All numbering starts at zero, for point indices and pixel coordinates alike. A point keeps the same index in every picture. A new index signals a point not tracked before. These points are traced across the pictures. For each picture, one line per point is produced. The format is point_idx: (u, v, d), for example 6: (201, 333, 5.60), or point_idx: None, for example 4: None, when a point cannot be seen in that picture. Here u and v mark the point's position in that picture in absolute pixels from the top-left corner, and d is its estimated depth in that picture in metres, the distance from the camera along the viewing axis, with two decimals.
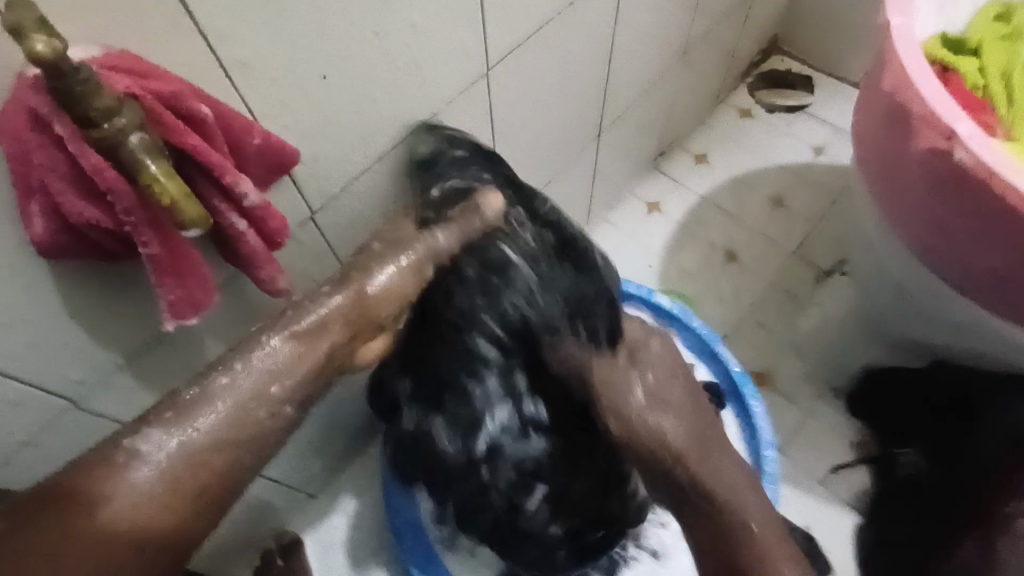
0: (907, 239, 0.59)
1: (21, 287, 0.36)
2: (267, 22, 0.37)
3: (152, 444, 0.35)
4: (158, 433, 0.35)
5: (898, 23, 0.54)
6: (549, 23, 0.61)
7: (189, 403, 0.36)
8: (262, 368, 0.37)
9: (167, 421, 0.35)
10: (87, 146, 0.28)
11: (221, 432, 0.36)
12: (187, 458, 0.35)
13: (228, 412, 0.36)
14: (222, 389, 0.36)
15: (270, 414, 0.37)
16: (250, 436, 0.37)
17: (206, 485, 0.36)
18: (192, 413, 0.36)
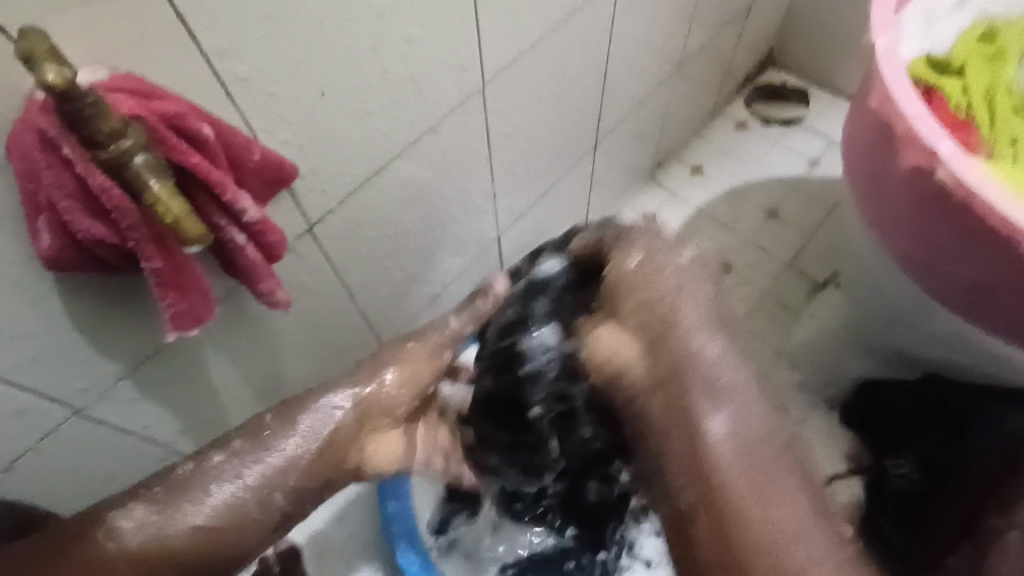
0: (895, 254, 0.60)
1: (28, 301, 0.37)
2: (266, 44, 0.39)
3: (135, 518, 0.41)
4: (144, 506, 0.41)
5: (883, 44, 0.56)
6: (543, 40, 0.63)
7: (187, 491, 0.42)
8: (246, 479, 0.43)
9: (158, 502, 0.42)
10: (94, 166, 0.29)
11: (209, 523, 0.42)
12: (165, 539, 0.41)
13: (218, 504, 0.42)
14: (210, 489, 0.42)
15: (252, 513, 0.43)
16: (227, 531, 0.42)
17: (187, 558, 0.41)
18: (180, 497, 0.42)
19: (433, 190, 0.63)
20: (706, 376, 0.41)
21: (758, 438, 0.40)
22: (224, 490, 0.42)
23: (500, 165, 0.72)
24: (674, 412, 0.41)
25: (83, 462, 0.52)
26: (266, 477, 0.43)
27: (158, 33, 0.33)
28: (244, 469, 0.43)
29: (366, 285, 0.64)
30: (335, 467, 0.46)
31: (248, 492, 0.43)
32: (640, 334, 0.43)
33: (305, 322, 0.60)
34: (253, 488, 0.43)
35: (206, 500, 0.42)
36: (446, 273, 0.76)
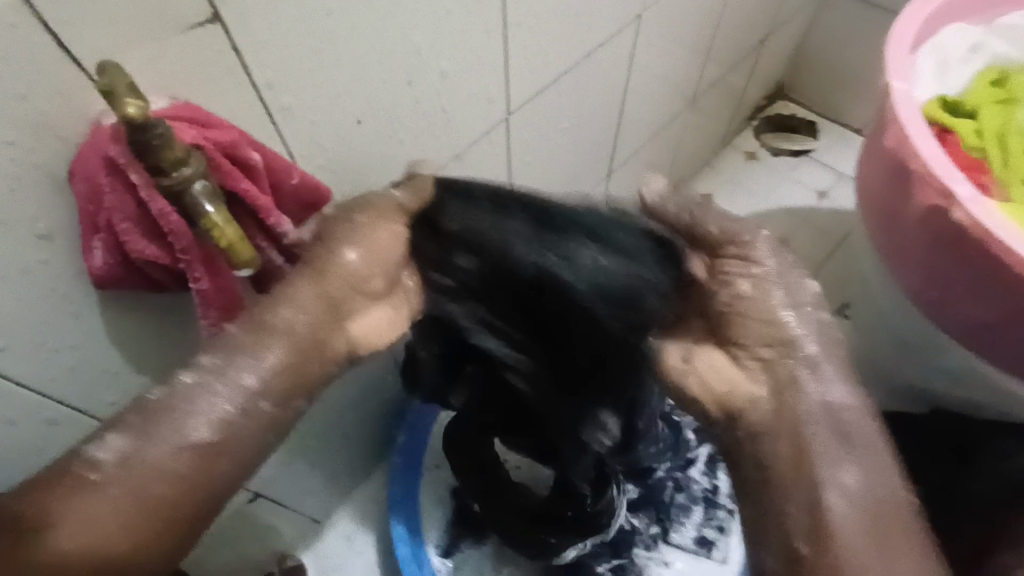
0: (909, 289, 0.61)
1: (74, 315, 0.38)
2: (314, 75, 0.40)
3: (112, 444, 0.35)
4: (118, 434, 0.35)
5: (899, 86, 0.57)
6: (567, 72, 0.65)
7: (156, 418, 0.36)
8: (235, 394, 0.37)
9: (135, 427, 0.35)
10: (156, 192, 0.30)
11: (211, 443, 0.36)
12: (155, 471, 0.35)
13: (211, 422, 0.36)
14: (197, 406, 0.36)
15: (257, 427, 0.38)
16: (232, 453, 0.37)
17: (161, 504, 0.35)
18: (163, 419, 0.36)
19: None
20: (840, 427, 0.41)
21: (882, 494, 0.40)
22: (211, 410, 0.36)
23: (519, 191, 0.73)
24: (765, 484, 0.41)
25: None
26: (277, 368, 0.38)
27: (213, 65, 0.35)
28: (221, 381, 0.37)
29: None
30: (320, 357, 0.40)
31: (243, 403, 0.37)
32: (762, 377, 0.43)
33: None
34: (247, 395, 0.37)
35: (201, 413, 0.36)
36: None
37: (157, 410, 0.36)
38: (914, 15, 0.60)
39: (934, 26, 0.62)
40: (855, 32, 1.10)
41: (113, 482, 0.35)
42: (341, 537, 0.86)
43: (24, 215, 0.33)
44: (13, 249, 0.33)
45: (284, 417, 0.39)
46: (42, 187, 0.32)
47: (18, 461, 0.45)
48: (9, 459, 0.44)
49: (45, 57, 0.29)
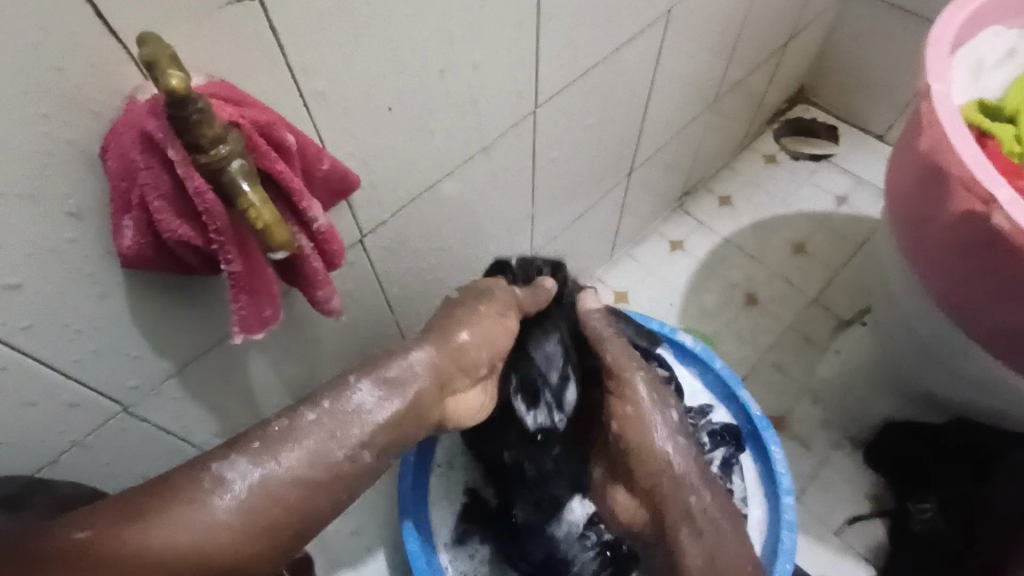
0: (942, 298, 0.60)
1: (99, 295, 0.38)
2: (346, 58, 0.39)
3: (241, 473, 0.37)
4: (249, 461, 0.38)
5: (939, 88, 0.55)
6: (595, 68, 0.64)
7: (279, 438, 0.39)
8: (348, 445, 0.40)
9: (256, 450, 0.38)
10: (193, 169, 0.30)
11: (299, 475, 0.38)
12: (268, 497, 0.37)
13: (311, 460, 0.39)
14: (302, 441, 0.39)
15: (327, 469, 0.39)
16: (329, 473, 0.39)
17: (277, 523, 0.38)
18: (283, 447, 0.39)
19: (476, 207, 0.64)
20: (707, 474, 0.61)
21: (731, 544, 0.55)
22: (324, 446, 0.40)
23: (540, 186, 0.72)
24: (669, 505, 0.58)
25: (118, 459, 0.52)
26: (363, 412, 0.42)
27: (250, 45, 0.34)
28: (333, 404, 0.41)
29: (401, 294, 0.65)
30: (422, 399, 0.45)
31: (345, 430, 0.41)
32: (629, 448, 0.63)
33: (342, 329, 0.61)
34: (342, 435, 0.41)
35: (279, 459, 0.38)
36: (469, 238, 0.68)
37: (268, 430, 0.39)
38: (953, 18, 0.59)
39: (972, 28, 0.61)
40: (881, 36, 1.08)
41: (228, 507, 0.36)
42: (350, 531, 0.85)
43: (56, 190, 0.32)
44: (44, 226, 0.33)
45: (347, 468, 0.40)
46: (75, 162, 0.32)
47: (37, 444, 0.44)
48: (31, 443, 0.44)
49: (83, 30, 0.28)
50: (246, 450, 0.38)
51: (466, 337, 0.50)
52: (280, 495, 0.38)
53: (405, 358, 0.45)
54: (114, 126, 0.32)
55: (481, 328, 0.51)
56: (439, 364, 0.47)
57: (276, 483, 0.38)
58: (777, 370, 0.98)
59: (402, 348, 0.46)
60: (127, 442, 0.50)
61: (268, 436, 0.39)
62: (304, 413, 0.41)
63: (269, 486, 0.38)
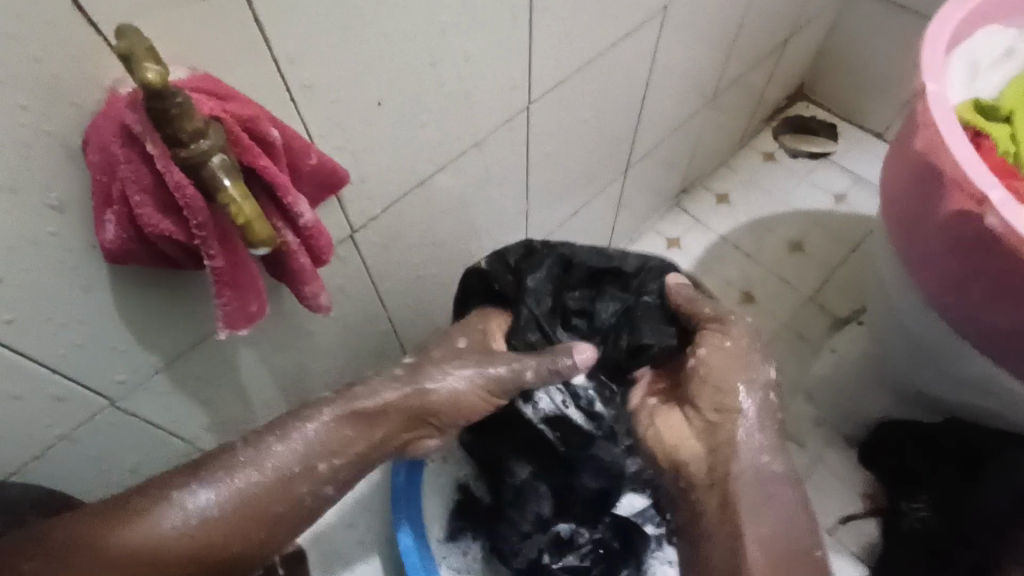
0: (935, 298, 0.60)
1: (83, 289, 0.38)
2: (334, 51, 0.39)
3: (202, 496, 0.43)
4: (208, 487, 0.43)
5: (934, 87, 0.55)
6: (590, 63, 0.63)
7: (239, 465, 0.44)
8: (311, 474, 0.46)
9: (219, 475, 0.44)
10: (173, 163, 0.29)
11: (253, 501, 0.44)
12: (227, 513, 0.43)
13: (266, 481, 0.45)
14: (256, 467, 0.44)
15: (278, 500, 0.45)
16: (286, 503, 0.46)
17: (229, 543, 0.43)
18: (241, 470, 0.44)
19: (469, 203, 0.64)
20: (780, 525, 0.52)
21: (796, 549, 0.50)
22: (283, 468, 0.45)
23: (535, 182, 0.72)
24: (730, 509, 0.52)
25: (107, 453, 0.52)
26: (313, 443, 0.47)
27: (233, 37, 0.34)
28: (293, 432, 0.47)
29: (394, 290, 0.65)
30: (378, 434, 0.51)
31: (304, 458, 0.46)
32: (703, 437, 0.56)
33: (334, 324, 0.61)
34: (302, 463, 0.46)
35: (236, 483, 0.44)
36: (462, 233, 0.67)
37: (231, 458, 0.45)
38: (950, 14, 0.58)
39: (969, 27, 0.60)
40: (882, 32, 1.07)
41: (186, 525, 0.42)
42: (344, 526, 0.85)
43: (37, 184, 0.32)
44: (25, 218, 0.33)
45: (305, 500, 0.46)
46: (56, 154, 0.31)
47: (25, 438, 0.44)
48: (18, 437, 0.44)
49: (61, 21, 0.28)
50: (209, 476, 0.44)
51: (443, 397, 0.53)
52: (235, 514, 0.43)
53: (361, 399, 0.50)
54: (95, 119, 0.31)
55: (462, 408, 0.55)
56: (398, 411, 0.52)
57: (234, 502, 0.43)
58: (772, 368, 0.98)
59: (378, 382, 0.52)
60: (116, 436, 0.51)
61: (234, 461, 0.44)
62: (271, 442, 0.46)
63: (228, 511, 0.43)
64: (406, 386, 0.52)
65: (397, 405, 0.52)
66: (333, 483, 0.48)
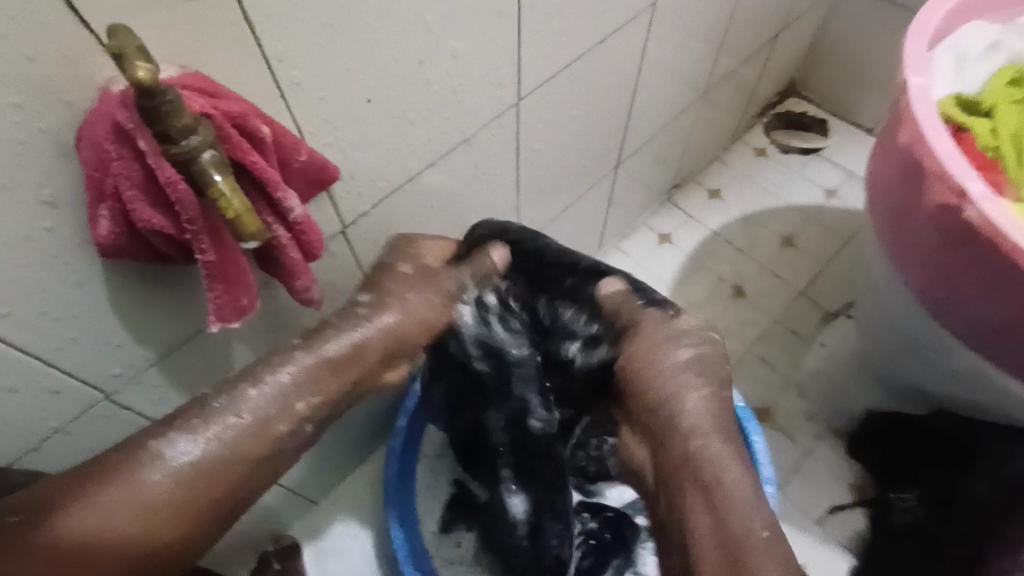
0: (918, 291, 0.61)
1: (79, 284, 0.38)
2: (325, 48, 0.40)
3: (181, 446, 0.42)
4: (186, 439, 0.42)
5: (916, 82, 0.56)
6: (579, 59, 0.64)
7: (212, 412, 0.43)
8: (286, 413, 0.45)
9: (192, 425, 0.42)
10: (163, 159, 0.30)
11: (226, 445, 0.43)
12: (203, 466, 0.42)
13: (243, 428, 0.44)
14: (232, 416, 0.43)
15: (251, 440, 0.44)
16: (265, 443, 0.44)
17: (207, 496, 0.42)
18: (220, 419, 0.43)
19: (460, 198, 0.65)
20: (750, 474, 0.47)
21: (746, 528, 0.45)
22: (261, 416, 0.44)
23: (526, 178, 0.73)
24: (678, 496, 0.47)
25: (102, 446, 0.53)
26: (289, 385, 0.46)
27: (224, 34, 0.35)
28: (267, 379, 0.46)
29: None
30: (353, 376, 0.49)
31: (280, 402, 0.45)
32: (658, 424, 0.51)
33: (326, 319, 0.62)
34: (279, 402, 0.45)
35: (209, 431, 0.42)
36: (454, 228, 0.68)
37: (207, 406, 0.44)
38: (934, 9, 0.59)
39: (952, 22, 0.61)
40: (871, 28, 1.08)
41: (163, 476, 0.41)
42: (340, 520, 0.86)
43: (33, 180, 0.33)
44: (21, 214, 0.33)
45: (287, 437, 0.45)
46: (51, 150, 0.32)
47: (21, 430, 0.45)
48: (14, 430, 0.45)
49: (53, 19, 0.28)
50: (181, 427, 0.42)
51: (396, 319, 0.53)
52: (213, 462, 0.42)
53: (334, 339, 0.49)
54: (88, 115, 0.32)
55: (412, 314, 0.54)
56: (377, 343, 0.51)
57: (211, 453, 0.42)
58: (763, 361, 0.99)
59: (346, 323, 0.51)
60: (110, 429, 0.51)
61: (206, 407, 0.43)
62: (244, 389, 0.45)
63: (205, 458, 0.42)
64: (380, 318, 0.52)
65: (374, 340, 0.51)
66: (313, 421, 0.47)
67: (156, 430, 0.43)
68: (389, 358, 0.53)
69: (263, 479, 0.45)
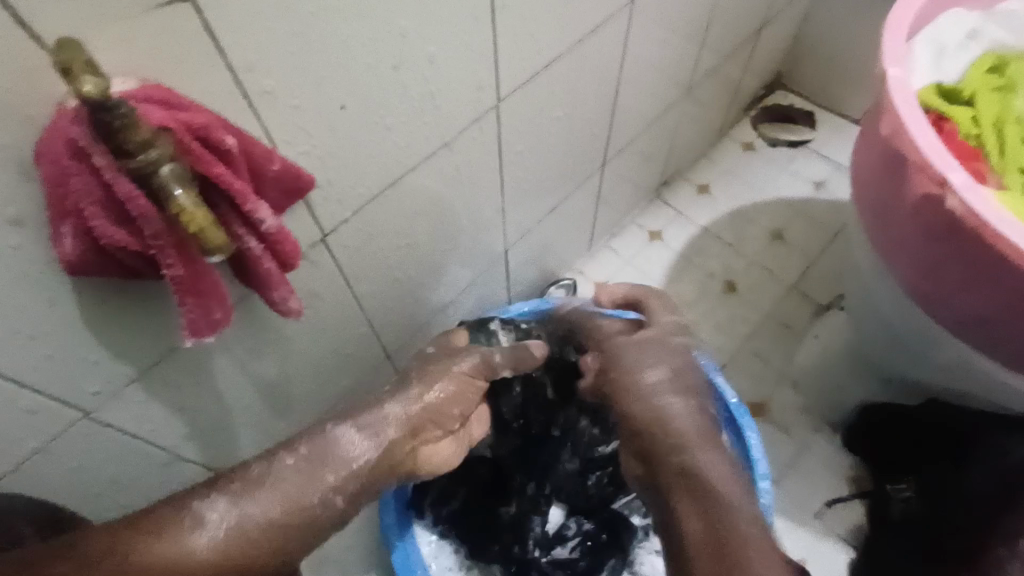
0: (903, 281, 0.61)
1: (48, 303, 0.38)
2: (294, 57, 0.39)
3: (222, 514, 0.43)
4: (228, 502, 0.43)
5: (895, 71, 0.56)
6: (558, 61, 0.64)
7: (259, 483, 0.45)
8: (324, 486, 0.47)
9: (237, 491, 0.44)
10: (121, 175, 0.30)
11: (269, 519, 0.44)
12: (246, 532, 0.43)
13: (286, 504, 0.45)
14: (279, 489, 0.45)
15: (290, 521, 0.45)
16: (307, 519, 0.46)
17: (250, 557, 0.43)
18: (260, 493, 0.45)
19: (443, 203, 0.64)
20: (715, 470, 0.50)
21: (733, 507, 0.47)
22: (304, 492, 0.46)
23: (510, 180, 0.72)
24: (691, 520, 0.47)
25: (86, 463, 0.52)
26: (327, 453, 0.49)
27: (186, 46, 0.34)
28: (304, 449, 0.48)
29: (371, 293, 0.65)
30: (381, 460, 0.51)
31: (319, 477, 0.47)
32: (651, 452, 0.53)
33: (310, 328, 0.61)
34: (320, 476, 0.47)
35: (256, 502, 0.44)
36: (437, 234, 0.67)
37: (249, 473, 0.46)
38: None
39: (932, 11, 0.61)
40: (854, 20, 1.08)
41: (210, 538, 0.42)
42: (335, 529, 0.85)
43: None
44: None
45: (321, 517, 0.47)
46: (9, 168, 0.31)
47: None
48: None
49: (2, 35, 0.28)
50: (226, 492, 0.44)
51: (435, 396, 0.56)
52: (257, 530, 0.43)
53: (363, 419, 0.52)
54: (44, 130, 0.31)
55: (452, 386, 0.58)
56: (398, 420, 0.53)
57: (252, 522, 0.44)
58: (756, 356, 0.99)
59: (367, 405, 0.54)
60: (91, 446, 0.51)
61: (251, 478, 0.46)
62: (286, 457, 0.48)
63: (246, 525, 0.43)
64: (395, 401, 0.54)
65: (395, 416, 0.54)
66: (344, 492, 0.48)
67: (204, 489, 0.44)
68: (420, 426, 0.55)
69: (306, 544, 0.46)
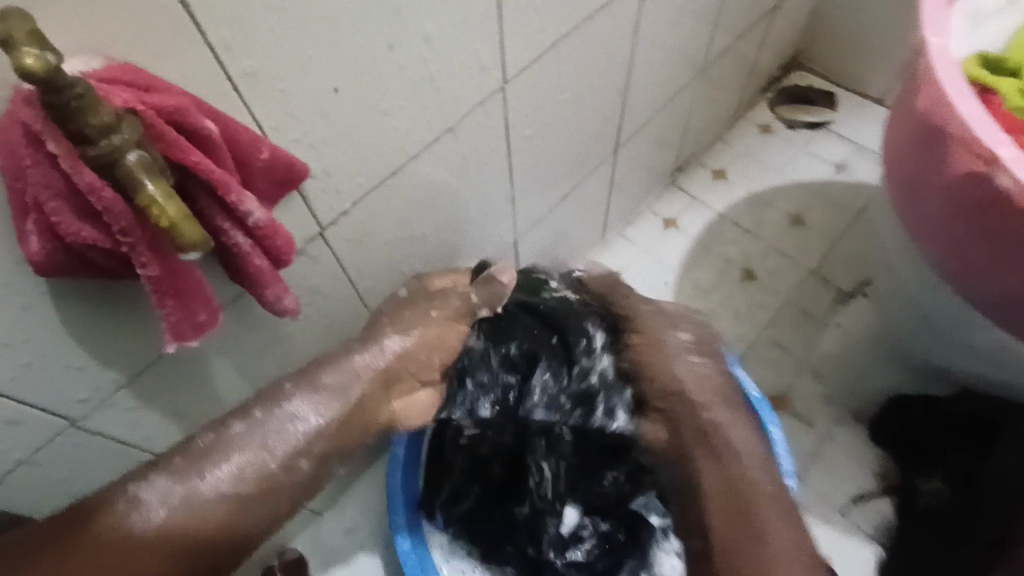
0: (939, 267, 0.57)
1: (21, 307, 0.35)
2: (282, 33, 0.36)
3: (162, 496, 0.40)
4: (167, 480, 0.41)
5: (934, 40, 0.52)
6: (566, 39, 0.60)
7: (203, 458, 0.42)
8: (283, 455, 0.44)
9: (177, 467, 0.41)
10: (81, 163, 0.27)
11: (221, 494, 0.41)
12: (194, 512, 0.40)
13: (235, 473, 0.42)
14: (229, 456, 0.42)
15: (246, 493, 0.42)
16: (265, 489, 0.43)
17: (202, 538, 0.41)
18: (206, 465, 0.42)
19: (449, 191, 0.61)
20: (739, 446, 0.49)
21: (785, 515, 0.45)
22: (254, 457, 0.43)
23: (519, 167, 0.69)
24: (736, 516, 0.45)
25: (77, 471, 0.50)
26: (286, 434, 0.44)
27: (158, 22, 0.31)
28: (257, 413, 0.45)
29: (376, 289, 0.62)
30: (355, 427, 0.48)
31: (263, 446, 0.44)
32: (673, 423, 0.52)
33: (310, 326, 0.58)
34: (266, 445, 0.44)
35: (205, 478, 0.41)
36: (444, 224, 0.64)
37: (193, 446, 0.43)
38: None
39: None
40: None
41: (148, 525, 0.39)
42: (343, 531, 0.83)
43: None
44: None
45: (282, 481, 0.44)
46: None
47: None
48: None
49: None
50: (166, 468, 0.41)
51: (396, 344, 0.53)
52: (204, 509, 0.41)
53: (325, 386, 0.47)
54: None
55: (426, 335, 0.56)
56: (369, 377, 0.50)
57: (199, 500, 0.41)
58: (777, 346, 0.95)
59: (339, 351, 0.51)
60: (82, 454, 0.48)
61: (192, 450, 0.42)
62: (233, 424, 0.44)
63: (193, 509, 0.40)
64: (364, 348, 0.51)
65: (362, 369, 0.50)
66: (310, 455, 0.45)
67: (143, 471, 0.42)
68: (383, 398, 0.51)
69: (271, 514, 0.44)
